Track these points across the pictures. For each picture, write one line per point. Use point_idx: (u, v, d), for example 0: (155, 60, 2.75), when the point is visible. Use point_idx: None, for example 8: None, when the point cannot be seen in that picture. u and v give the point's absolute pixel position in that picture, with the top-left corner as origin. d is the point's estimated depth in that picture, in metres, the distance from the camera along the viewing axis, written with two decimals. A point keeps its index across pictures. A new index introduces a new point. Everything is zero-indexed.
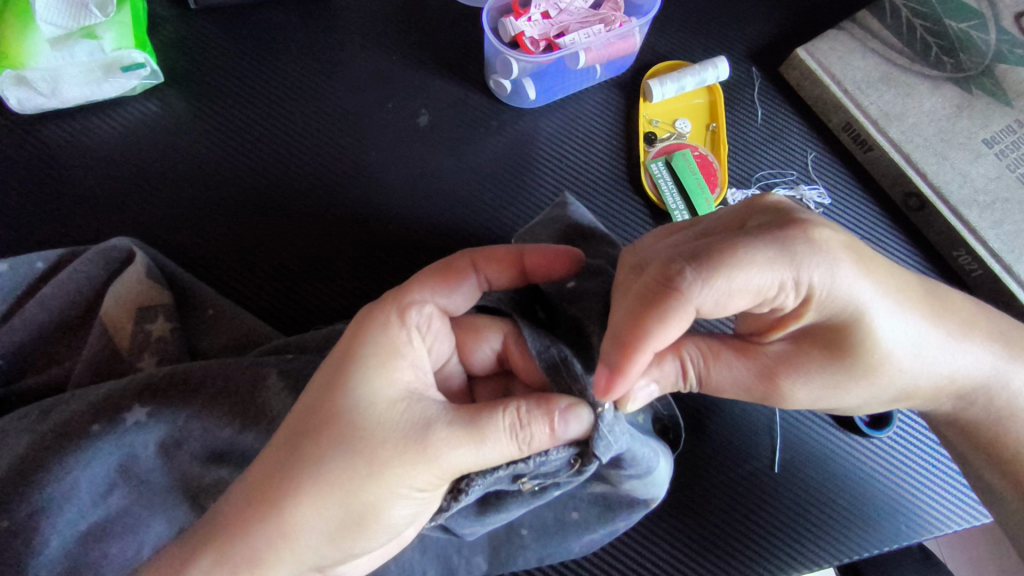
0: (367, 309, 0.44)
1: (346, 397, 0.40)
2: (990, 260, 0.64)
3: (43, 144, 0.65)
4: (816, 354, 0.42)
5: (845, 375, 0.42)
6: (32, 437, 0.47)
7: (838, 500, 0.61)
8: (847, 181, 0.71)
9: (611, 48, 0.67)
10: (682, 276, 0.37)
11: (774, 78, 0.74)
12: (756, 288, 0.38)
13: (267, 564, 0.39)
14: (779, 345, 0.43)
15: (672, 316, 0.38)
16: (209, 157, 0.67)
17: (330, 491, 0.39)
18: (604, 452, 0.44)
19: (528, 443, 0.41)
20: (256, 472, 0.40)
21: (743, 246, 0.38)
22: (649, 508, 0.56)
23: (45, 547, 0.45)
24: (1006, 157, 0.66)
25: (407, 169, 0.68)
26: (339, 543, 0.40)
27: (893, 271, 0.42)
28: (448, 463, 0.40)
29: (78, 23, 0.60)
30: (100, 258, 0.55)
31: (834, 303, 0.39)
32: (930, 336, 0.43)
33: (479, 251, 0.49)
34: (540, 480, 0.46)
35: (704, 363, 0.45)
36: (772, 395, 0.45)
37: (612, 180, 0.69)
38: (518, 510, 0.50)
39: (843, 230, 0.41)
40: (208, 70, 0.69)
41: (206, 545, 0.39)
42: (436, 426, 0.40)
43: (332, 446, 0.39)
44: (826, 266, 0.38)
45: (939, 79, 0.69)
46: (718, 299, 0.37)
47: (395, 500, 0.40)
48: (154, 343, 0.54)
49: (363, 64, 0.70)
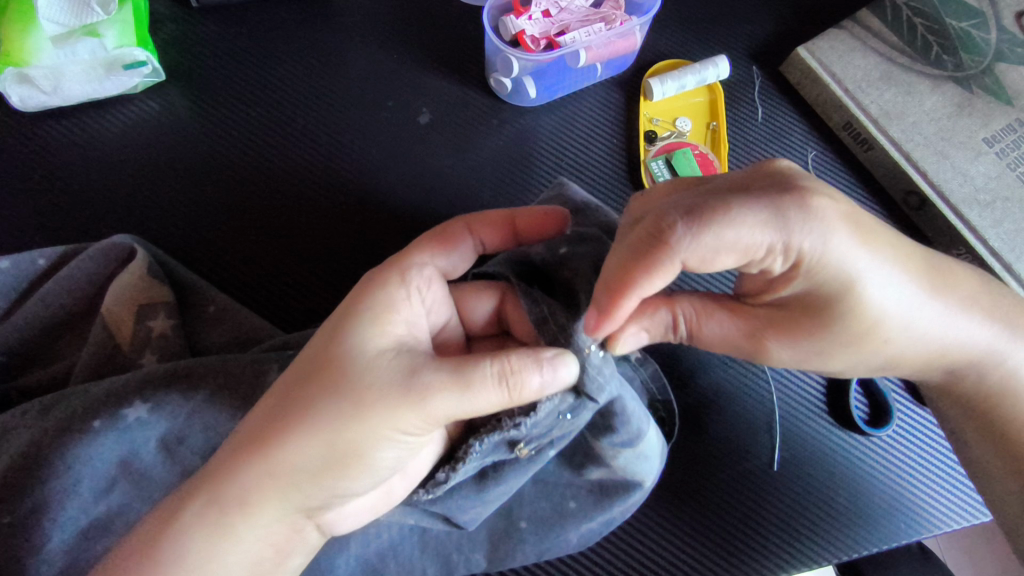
0: (372, 270, 0.46)
1: (338, 343, 0.42)
2: (990, 259, 0.64)
3: (44, 141, 0.65)
4: (804, 321, 0.43)
5: (831, 343, 0.44)
6: (34, 433, 0.47)
7: (838, 498, 0.61)
8: (847, 179, 0.71)
9: (612, 46, 0.67)
10: (674, 229, 0.38)
11: (775, 77, 0.74)
12: (746, 247, 0.38)
13: (255, 502, 0.40)
14: (767, 308, 0.45)
15: (659, 268, 0.38)
16: (210, 154, 0.67)
17: (316, 430, 0.39)
18: (597, 392, 0.45)
19: (516, 390, 0.41)
20: (253, 417, 0.41)
21: (738, 203, 0.38)
22: (644, 491, 0.55)
23: (46, 542, 0.45)
24: (1007, 156, 0.66)
25: (407, 167, 0.68)
26: (324, 483, 0.41)
27: (896, 249, 0.42)
28: (434, 408, 0.40)
29: (80, 21, 0.61)
30: (102, 253, 0.55)
31: (824, 270, 0.40)
32: (924, 320, 0.44)
33: (475, 214, 0.52)
34: (536, 444, 0.47)
35: (696, 318, 0.47)
36: (757, 352, 0.47)
37: (612, 176, 0.69)
38: (516, 479, 0.51)
39: (846, 204, 0.40)
40: (210, 68, 0.69)
41: (201, 482, 0.40)
42: (422, 372, 0.41)
43: (321, 390, 0.40)
44: (820, 233, 0.38)
45: (939, 78, 0.69)
46: (706, 255, 0.38)
47: (380, 443, 0.40)
48: (156, 341, 0.54)
49: (364, 63, 0.71)
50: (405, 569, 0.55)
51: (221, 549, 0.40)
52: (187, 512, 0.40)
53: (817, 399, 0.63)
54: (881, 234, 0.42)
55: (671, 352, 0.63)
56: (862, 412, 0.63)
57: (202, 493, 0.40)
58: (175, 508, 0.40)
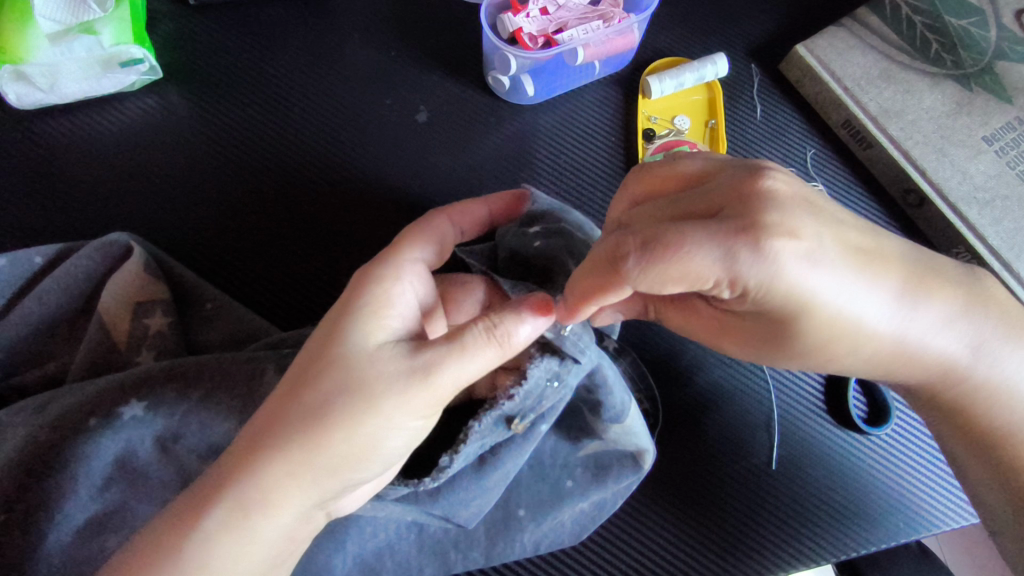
0: (363, 270, 0.45)
1: (336, 344, 0.41)
2: (990, 257, 0.64)
3: (41, 139, 0.65)
4: (756, 331, 0.46)
5: (778, 352, 0.46)
6: (29, 431, 0.47)
7: (837, 496, 0.61)
8: (846, 177, 0.71)
9: (610, 44, 0.67)
10: (629, 260, 0.40)
11: (775, 75, 0.74)
12: (692, 281, 0.40)
13: (278, 501, 0.40)
14: (721, 312, 0.48)
15: (609, 291, 0.41)
16: (207, 151, 0.67)
17: (330, 425, 0.39)
18: (579, 353, 0.47)
19: (506, 340, 0.42)
20: (261, 421, 0.40)
21: (690, 239, 0.39)
22: (638, 471, 0.55)
23: (45, 540, 0.45)
24: (1006, 154, 0.66)
25: (406, 165, 0.68)
26: (341, 474, 0.41)
27: (862, 276, 0.41)
28: (439, 382, 0.41)
29: (77, 18, 0.60)
30: (99, 251, 0.55)
31: (768, 302, 0.41)
32: (905, 322, 0.43)
33: (449, 207, 0.52)
34: (530, 418, 0.48)
35: (663, 308, 0.52)
36: (719, 343, 0.50)
37: (610, 173, 0.69)
38: (514, 461, 0.51)
39: (809, 238, 0.40)
40: (208, 65, 0.69)
41: (223, 488, 0.39)
42: (423, 351, 0.41)
43: (330, 387, 0.40)
44: (765, 275, 0.39)
45: (939, 76, 0.69)
46: (654, 286, 0.40)
47: (392, 431, 0.41)
48: (152, 338, 0.54)
49: (363, 60, 0.70)
50: (402, 568, 0.55)
51: (239, 552, 0.40)
52: (210, 519, 0.39)
53: (816, 398, 0.63)
54: (847, 259, 0.41)
55: (668, 350, 0.63)
56: (861, 411, 0.63)
57: (195, 493, 0.40)
58: (171, 509, 0.40)
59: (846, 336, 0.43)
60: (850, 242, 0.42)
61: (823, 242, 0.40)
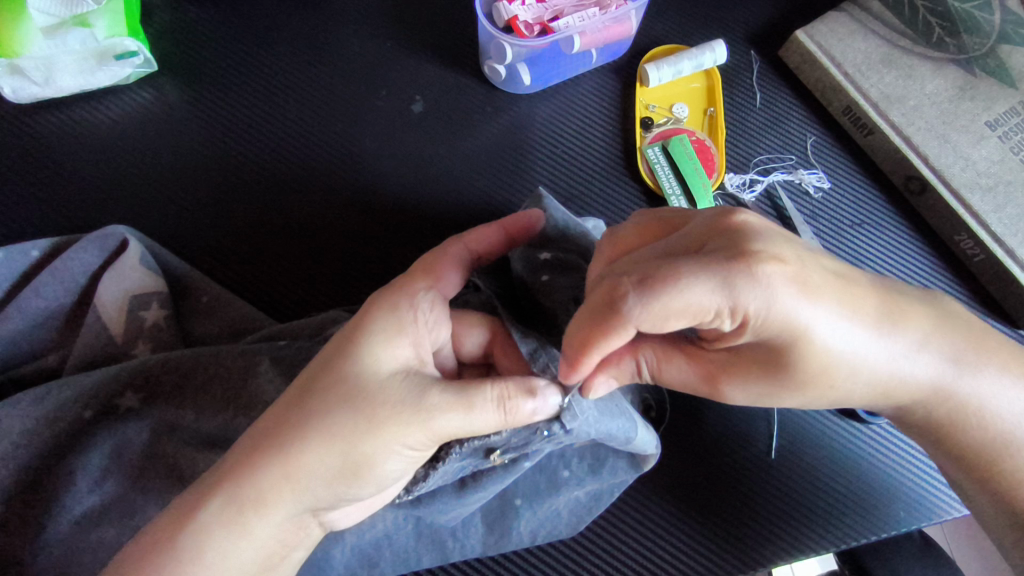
0: (379, 293, 0.46)
1: (351, 362, 0.42)
2: (992, 244, 0.64)
3: (35, 132, 0.65)
4: (755, 370, 0.43)
5: (784, 387, 0.44)
6: (28, 423, 0.47)
7: (837, 485, 0.60)
8: (847, 165, 0.70)
9: (606, 31, 0.66)
10: (625, 299, 0.38)
11: (775, 62, 0.73)
12: (692, 314, 0.38)
13: (271, 501, 0.40)
14: (723, 353, 0.45)
15: (613, 331, 0.39)
16: (202, 145, 0.67)
17: (331, 439, 0.40)
18: (570, 419, 0.45)
19: (513, 414, 0.42)
20: (259, 427, 0.41)
21: (685, 273, 0.37)
22: (640, 471, 0.56)
23: (44, 531, 0.45)
24: (1010, 140, 0.65)
25: (402, 155, 0.67)
26: (334, 488, 0.41)
27: (845, 301, 0.41)
28: (438, 425, 0.41)
29: (70, 10, 0.60)
30: (97, 244, 0.56)
31: (771, 328, 0.39)
32: (884, 341, 0.42)
33: (465, 233, 0.51)
34: (513, 454, 0.47)
35: (657, 363, 0.47)
36: (715, 394, 0.47)
37: (607, 164, 0.68)
38: (498, 485, 0.50)
39: (795, 263, 0.39)
40: (204, 58, 0.69)
41: (219, 482, 0.40)
42: (432, 393, 0.42)
43: (337, 404, 0.41)
44: (764, 299, 0.38)
45: (941, 61, 0.68)
46: (655, 322, 0.38)
47: (390, 456, 0.41)
48: (149, 330, 0.54)
49: (358, 49, 0.70)
50: (401, 557, 0.55)
51: (234, 544, 0.40)
52: (204, 513, 0.39)
53: None
54: (833, 286, 0.40)
55: None
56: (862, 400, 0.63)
57: (194, 489, 0.40)
58: (170, 514, 0.40)
59: (839, 363, 0.41)
60: (829, 268, 0.42)
61: (806, 265, 0.39)
